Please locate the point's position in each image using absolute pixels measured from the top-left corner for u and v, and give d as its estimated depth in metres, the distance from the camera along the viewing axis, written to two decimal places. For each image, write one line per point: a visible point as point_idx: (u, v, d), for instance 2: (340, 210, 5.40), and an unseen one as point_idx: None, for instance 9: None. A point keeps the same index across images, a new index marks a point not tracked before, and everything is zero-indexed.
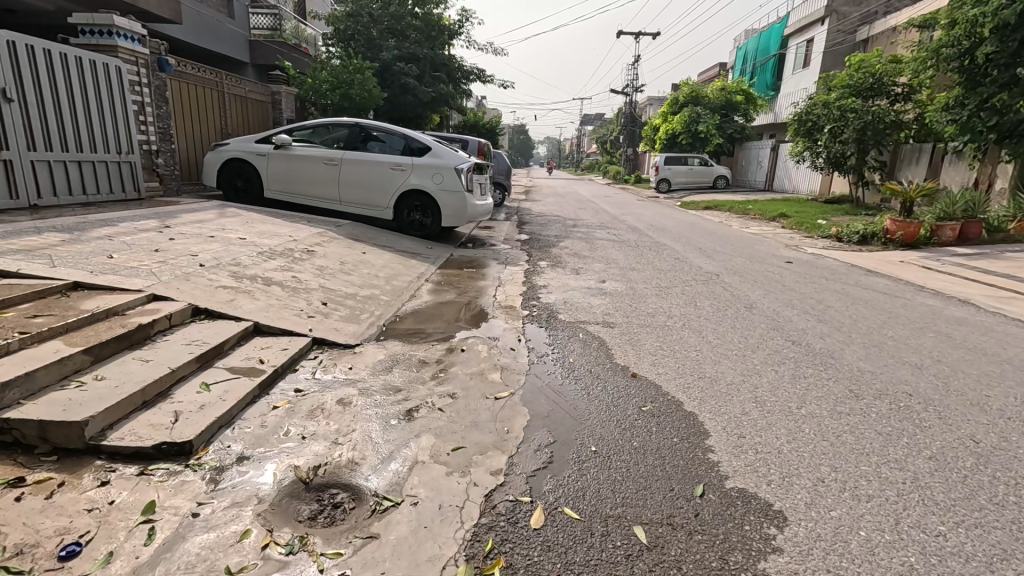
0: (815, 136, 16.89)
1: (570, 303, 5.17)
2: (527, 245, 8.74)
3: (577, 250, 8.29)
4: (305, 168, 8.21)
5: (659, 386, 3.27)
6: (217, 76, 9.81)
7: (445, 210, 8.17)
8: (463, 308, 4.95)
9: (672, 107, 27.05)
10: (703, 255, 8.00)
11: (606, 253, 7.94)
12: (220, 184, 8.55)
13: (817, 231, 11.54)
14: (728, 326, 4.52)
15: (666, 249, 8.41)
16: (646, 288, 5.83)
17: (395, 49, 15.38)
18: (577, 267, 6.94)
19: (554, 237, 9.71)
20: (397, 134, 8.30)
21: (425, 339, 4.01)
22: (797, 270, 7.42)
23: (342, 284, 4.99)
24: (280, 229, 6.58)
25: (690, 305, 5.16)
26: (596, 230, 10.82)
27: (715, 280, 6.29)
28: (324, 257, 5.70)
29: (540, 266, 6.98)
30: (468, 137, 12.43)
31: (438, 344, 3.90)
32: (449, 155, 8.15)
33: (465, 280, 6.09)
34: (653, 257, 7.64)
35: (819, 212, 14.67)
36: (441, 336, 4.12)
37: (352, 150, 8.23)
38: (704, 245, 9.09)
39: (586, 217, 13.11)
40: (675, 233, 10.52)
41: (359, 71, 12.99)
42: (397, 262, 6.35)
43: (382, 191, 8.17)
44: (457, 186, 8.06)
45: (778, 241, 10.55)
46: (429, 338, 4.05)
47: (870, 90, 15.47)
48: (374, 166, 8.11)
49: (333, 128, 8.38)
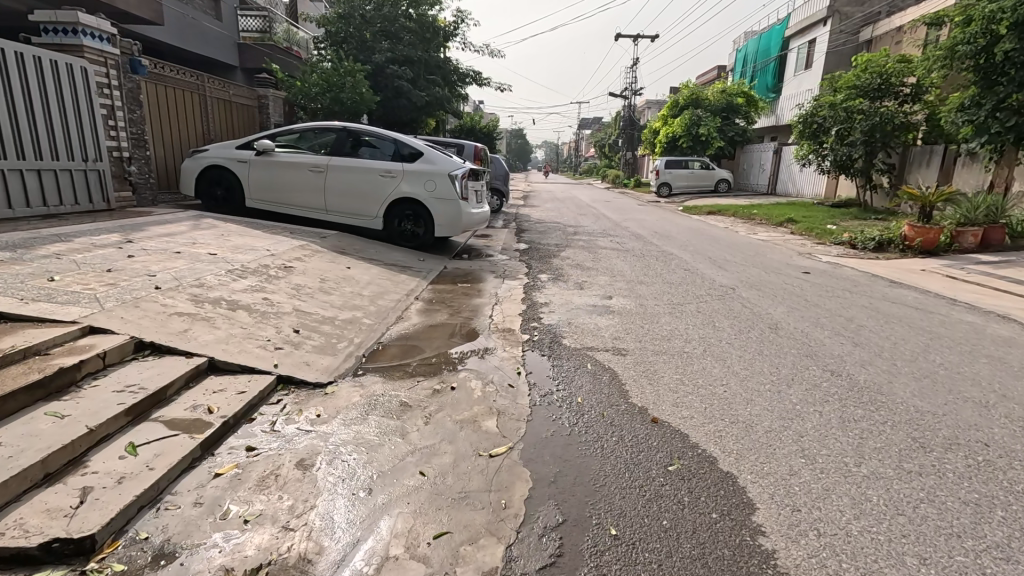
0: (820, 139, 16.46)
1: (575, 325, 4.65)
2: (525, 255, 8.22)
3: (580, 261, 7.79)
4: (289, 176, 7.70)
5: (685, 436, 2.75)
6: (198, 79, 9.34)
7: (439, 220, 7.65)
8: (456, 332, 4.44)
9: (672, 109, 26.63)
10: (714, 266, 7.50)
11: (611, 265, 7.43)
12: (199, 193, 8.04)
13: (829, 238, 11.05)
14: (753, 351, 4.01)
15: (674, 259, 7.90)
16: (657, 305, 5.32)
17: (388, 52, 14.92)
18: (580, 280, 6.44)
19: (555, 246, 9.21)
20: (388, 138, 7.80)
21: (410, 373, 3.49)
22: (816, 281, 6.92)
23: (320, 306, 4.47)
24: (258, 242, 6.07)
25: (708, 326, 4.65)
26: (598, 238, 10.31)
27: (731, 295, 5.78)
28: (303, 275, 5.17)
29: (540, 279, 6.46)
30: (464, 142, 11.95)
31: (425, 380, 3.37)
32: (442, 161, 7.65)
33: (459, 297, 5.57)
34: (660, 269, 7.14)
35: (828, 217, 14.20)
36: (428, 368, 3.59)
37: (340, 156, 7.72)
38: (713, 254, 8.59)
39: (587, 224, 12.60)
40: (681, 241, 10.02)
41: (352, 73, 12.73)
42: (385, 277, 5.83)
43: (371, 199, 7.65)
44: (451, 194, 7.56)
45: (789, 249, 10.06)
46: (414, 371, 3.53)
47: (877, 90, 15.04)
48: (363, 173, 7.61)
49: (320, 133, 7.88)
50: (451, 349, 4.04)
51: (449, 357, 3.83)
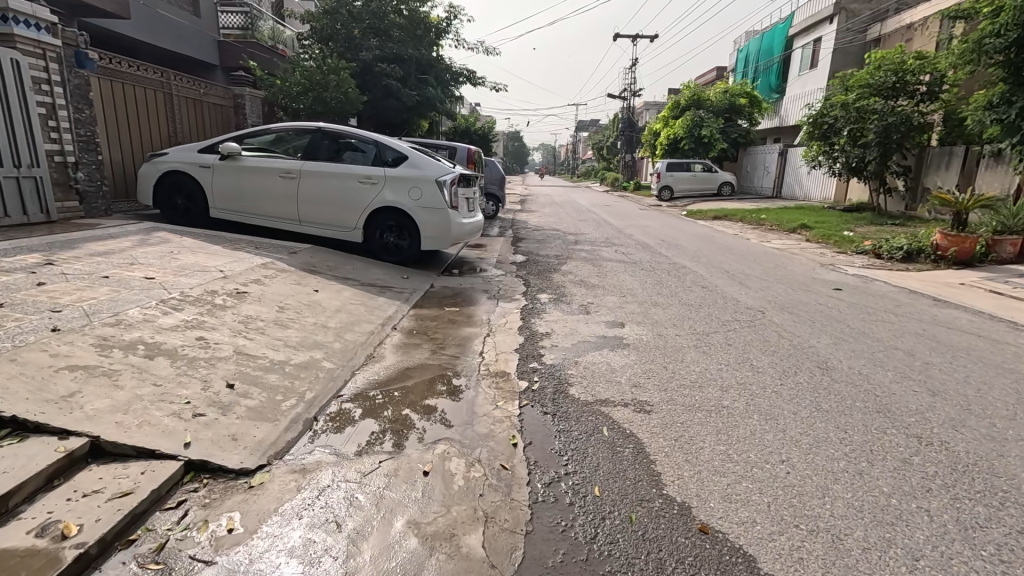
0: (831, 140, 15.70)
1: (584, 365, 3.81)
2: (523, 270, 7.40)
3: (584, 276, 6.97)
4: (257, 183, 6.88)
5: (751, 561, 1.93)
6: (163, 76, 8.51)
7: (426, 230, 6.81)
8: (438, 377, 3.61)
9: (673, 110, 25.89)
10: (735, 282, 6.70)
11: (619, 282, 6.61)
12: (158, 203, 7.19)
13: (849, 246, 10.27)
14: (809, 405, 3.19)
15: (690, 275, 7.10)
16: (677, 336, 4.52)
17: (377, 49, 14.11)
18: (585, 302, 5.62)
19: (555, 258, 8.38)
20: (369, 141, 6.99)
21: (372, 448, 2.65)
22: (852, 300, 6.12)
23: (270, 346, 3.63)
24: (213, 262, 5.23)
25: (745, 365, 3.84)
26: (601, 248, 9.49)
27: (762, 321, 4.97)
28: (257, 303, 4.32)
29: (540, 301, 5.64)
30: (456, 144, 11.15)
31: (391, 460, 2.54)
32: (429, 166, 6.83)
33: (445, 326, 4.74)
34: (675, 287, 6.33)
35: (843, 223, 13.40)
36: (396, 439, 2.75)
37: (314, 161, 6.91)
38: (731, 267, 7.79)
39: (588, 232, 11.78)
40: (692, 251, 9.23)
41: (337, 71, 11.97)
42: (360, 302, 5.00)
43: (350, 208, 6.82)
44: (440, 202, 6.73)
45: (809, 259, 9.28)
46: (377, 445, 2.69)
47: (891, 89, 14.30)
48: (340, 179, 6.79)
49: (292, 135, 7.07)
50: (430, 403, 3.21)
51: (426, 417, 3.00)
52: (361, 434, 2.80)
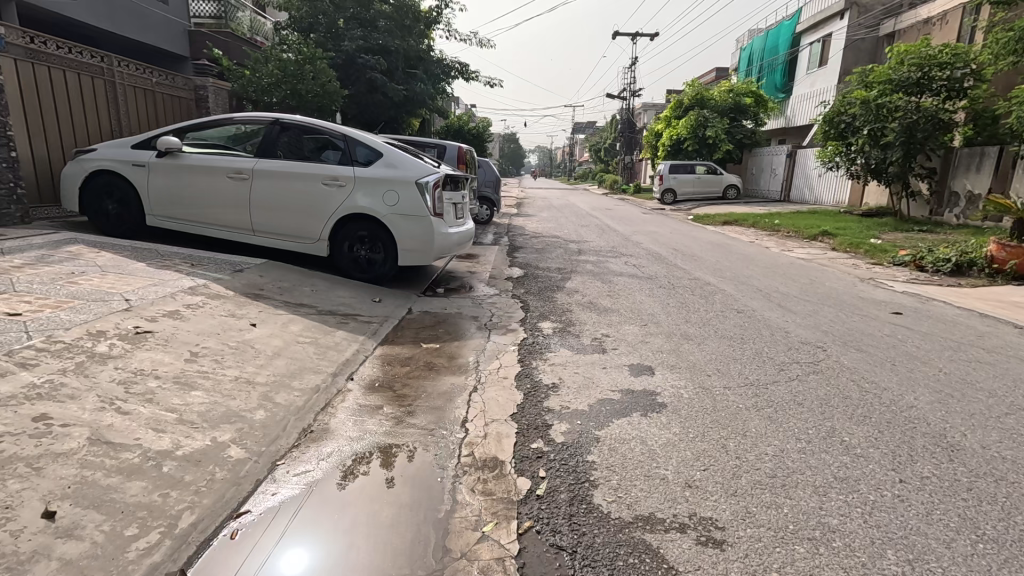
0: (848, 139, 14.71)
1: (609, 447, 2.67)
2: (520, 287, 6.29)
3: (593, 297, 5.84)
4: (201, 185, 5.76)
5: None
6: (104, 61, 7.44)
7: (405, 242, 5.65)
8: (403, 458, 2.56)
9: (674, 110, 24.94)
10: (776, 305, 5.62)
11: (635, 305, 5.49)
12: (85, 208, 6.02)
13: (884, 257, 9.22)
14: (966, 531, 2.07)
15: (719, 296, 5.98)
16: (725, 390, 3.39)
17: (360, 40, 12.96)
18: (598, 335, 4.49)
19: (557, 272, 7.26)
20: (335, 135, 5.86)
21: (357, 472, 2.44)
22: (919, 327, 5.03)
23: (153, 426, 2.46)
24: (124, 287, 4.06)
25: (838, 446, 2.70)
26: (609, 259, 8.38)
27: (828, 364, 3.87)
28: (159, 349, 3.16)
29: (544, 334, 4.51)
30: (446, 142, 10.03)
31: (379, 482, 2.37)
32: (407, 165, 5.69)
33: (419, 374, 3.59)
34: (704, 313, 5.21)
35: (866, 229, 12.38)
36: (383, 465, 2.50)
37: (269, 158, 5.77)
38: (764, 284, 6.71)
39: (591, 240, 10.68)
40: (713, 263, 8.14)
41: (313, 61, 10.85)
42: (311, 341, 3.84)
43: (313, 215, 5.67)
44: (420, 208, 5.59)
45: (843, 272, 8.23)
46: (364, 465, 2.49)
47: (915, 85, 13.35)
48: (301, 180, 5.66)
49: (244, 128, 5.94)
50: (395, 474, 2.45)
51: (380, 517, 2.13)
52: (287, 557, 1.93)
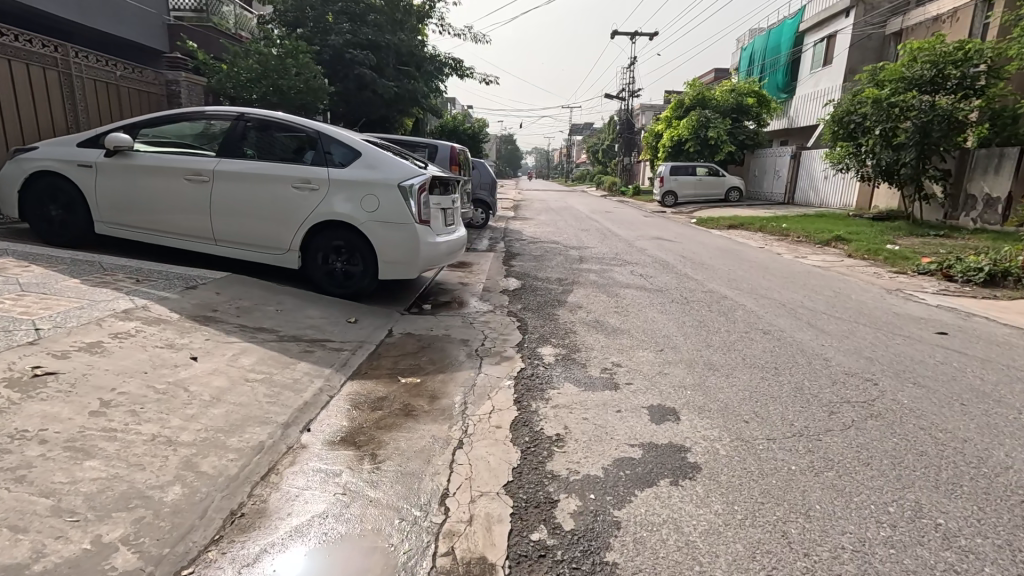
0: (858, 140, 14.15)
1: (634, 541, 2.01)
2: (517, 302, 5.63)
3: (598, 315, 5.18)
4: (156, 188, 5.10)
5: None
6: (59, 52, 6.90)
7: (386, 253, 4.96)
8: (365, 540, 2.01)
9: (675, 110, 24.36)
10: (805, 323, 4.98)
11: (647, 325, 4.84)
12: (25, 214, 5.34)
13: (906, 265, 8.61)
14: None
15: (739, 313, 5.34)
16: (768, 445, 2.74)
17: (349, 34, 12.31)
18: (608, 365, 3.84)
19: (557, 284, 6.60)
20: (308, 132, 5.18)
21: (303, 559, 1.90)
22: (972, 351, 4.39)
23: (9, 525, 1.80)
24: (40, 311, 3.39)
25: (935, 536, 2.05)
26: (613, 268, 7.75)
27: (885, 405, 3.22)
28: (57, 399, 2.49)
29: (545, 363, 3.86)
30: (438, 141, 9.39)
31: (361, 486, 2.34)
32: (388, 166, 5.02)
33: (392, 422, 2.93)
34: (725, 335, 4.57)
35: (880, 234, 11.81)
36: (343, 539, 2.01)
37: (232, 158, 5.09)
38: (786, 298, 6.07)
39: (592, 245, 10.04)
40: (725, 273, 7.52)
41: (296, 55, 10.17)
42: (263, 379, 3.17)
43: (282, 223, 5.01)
44: (403, 214, 4.91)
45: (866, 281, 7.61)
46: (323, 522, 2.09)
47: (929, 83, 12.80)
48: (269, 183, 4.99)
49: (205, 123, 5.26)
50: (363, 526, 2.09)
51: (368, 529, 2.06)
52: (287, 564, 1.88)
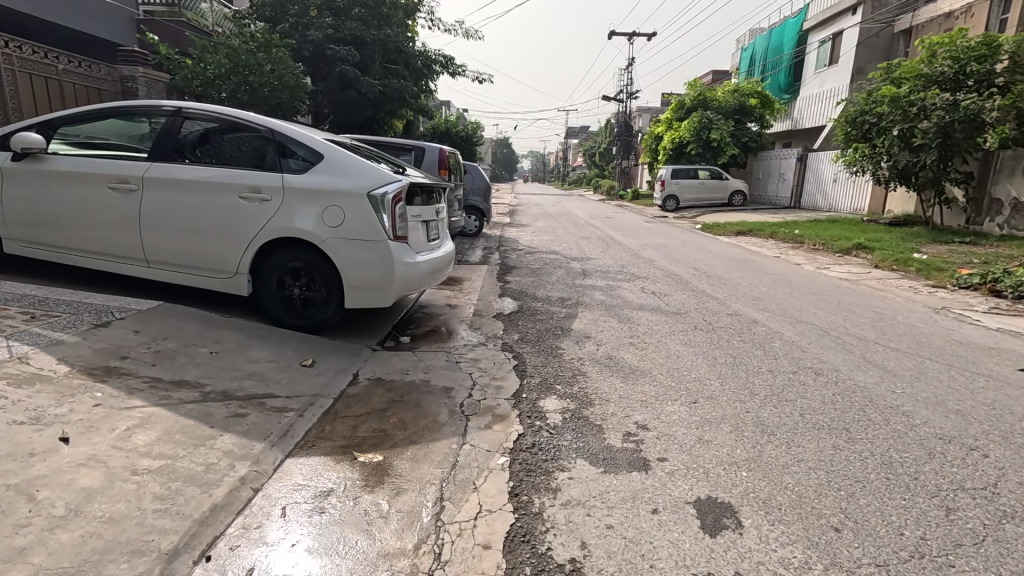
0: (873, 141, 13.39)
1: None
2: (513, 331, 4.75)
3: (611, 349, 4.32)
4: (75, 199, 4.25)
5: None
6: None
7: (352, 277, 4.08)
8: None
9: (676, 111, 23.59)
10: (860, 359, 4.14)
11: (672, 363, 3.98)
12: None
13: (944, 278, 7.80)
14: None
15: (778, 345, 4.50)
16: None
17: (330, 29, 11.47)
18: (630, 429, 2.97)
19: (559, 305, 5.74)
20: (259, 129, 4.29)
21: None
22: None
23: None
24: None
25: None
26: (620, 285, 6.89)
27: (1015, 495, 2.36)
28: None
29: (550, 426, 2.99)
30: (426, 143, 8.51)
31: None
32: (355, 170, 4.14)
33: (334, 542, 2.04)
34: (769, 378, 3.73)
35: (902, 241, 11.04)
36: None
37: (166, 162, 4.20)
38: (826, 322, 5.25)
39: (595, 256, 9.22)
40: (748, 289, 6.69)
41: (269, 49, 9.34)
42: (158, 469, 2.27)
43: (226, 241, 4.13)
44: (373, 230, 4.03)
45: (905, 298, 6.80)
46: None
47: (951, 81, 12.05)
48: (210, 192, 4.11)
49: (138, 120, 4.37)
50: None
51: None
52: None
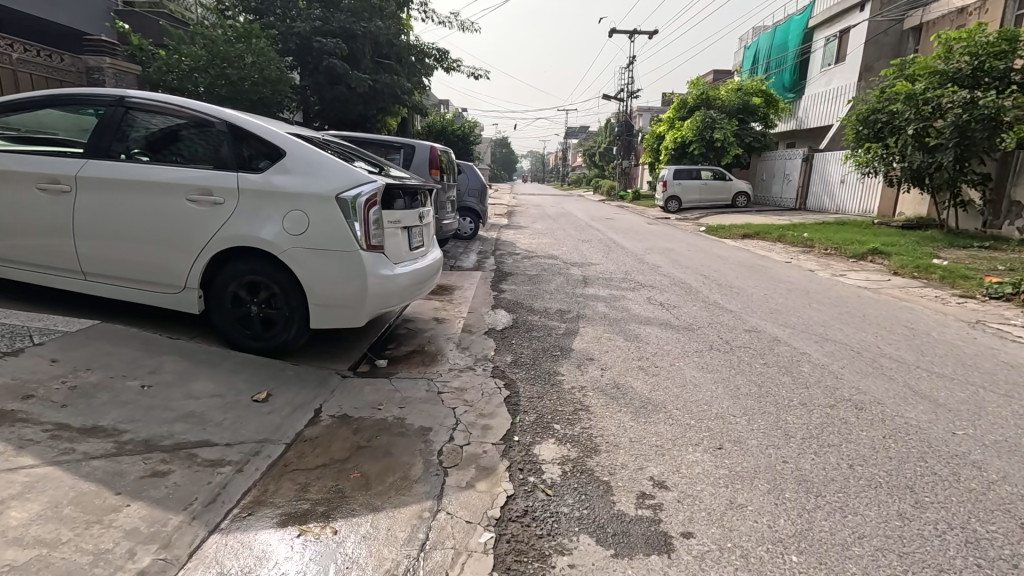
0: (886, 140, 12.88)
1: None
2: (505, 352, 4.19)
3: (617, 375, 3.76)
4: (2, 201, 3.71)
5: None
6: None
7: (319, 293, 3.52)
8: None
9: (678, 110, 23.06)
10: (905, 388, 3.60)
11: (689, 395, 3.43)
12: None
13: (971, 286, 7.27)
14: None
15: (807, 369, 3.95)
16: None
17: (318, 21, 10.94)
18: (645, 488, 2.41)
19: (559, 319, 5.19)
20: (214, 121, 3.71)
21: None
22: None
23: None
24: None
25: None
26: (625, 294, 6.35)
27: None
28: None
29: (546, 484, 2.43)
30: (416, 141, 7.94)
31: None
32: (323, 169, 3.59)
33: None
34: (804, 415, 3.17)
35: (918, 245, 10.51)
36: None
37: (105, 159, 3.64)
38: (856, 341, 4.70)
39: (597, 262, 8.68)
40: (764, 300, 6.16)
41: (250, 39, 8.79)
42: (25, 565, 1.72)
43: (173, 251, 3.57)
44: (342, 238, 3.48)
45: (935, 310, 6.25)
46: None
47: (969, 77, 11.51)
48: (154, 194, 3.55)
49: (77, 111, 3.79)
50: None
51: None
52: None
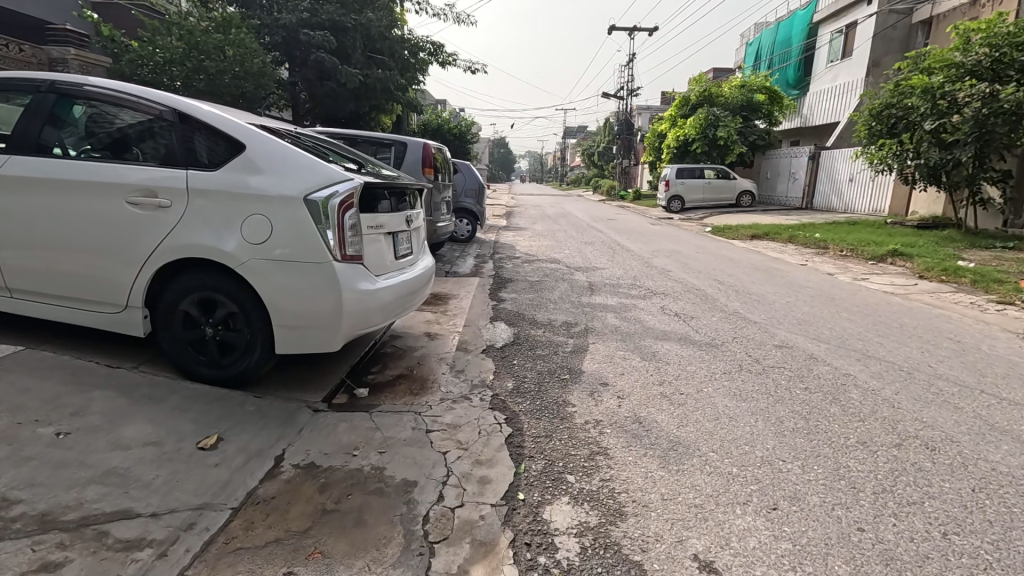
0: (900, 137, 12.37)
1: None
2: (505, 377, 3.63)
3: (638, 406, 3.21)
4: None
5: None
6: None
7: (284, 313, 2.97)
8: None
9: (680, 108, 22.55)
10: (977, 421, 3.05)
11: (727, 432, 2.87)
12: None
13: (1008, 291, 6.73)
14: None
15: (856, 395, 3.40)
16: None
17: (305, 13, 10.42)
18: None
19: (565, 334, 4.63)
20: (162, 109, 3.13)
21: None
22: None
23: None
24: None
25: None
26: (636, 303, 5.82)
27: None
28: None
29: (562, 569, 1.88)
30: (408, 137, 7.38)
31: None
32: (289, 166, 3.02)
33: None
34: (868, 460, 2.62)
35: (937, 246, 10.01)
36: None
37: (36, 156, 3.09)
38: (902, 359, 4.16)
39: (602, 266, 8.13)
40: (788, 310, 5.62)
41: (230, 30, 8.26)
42: None
43: (113, 263, 3.01)
44: (310, 247, 2.92)
45: (975, 319, 5.72)
46: None
47: (988, 69, 10.95)
48: (90, 196, 2.99)
49: (3, 98, 3.24)
50: None
51: None
52: None
